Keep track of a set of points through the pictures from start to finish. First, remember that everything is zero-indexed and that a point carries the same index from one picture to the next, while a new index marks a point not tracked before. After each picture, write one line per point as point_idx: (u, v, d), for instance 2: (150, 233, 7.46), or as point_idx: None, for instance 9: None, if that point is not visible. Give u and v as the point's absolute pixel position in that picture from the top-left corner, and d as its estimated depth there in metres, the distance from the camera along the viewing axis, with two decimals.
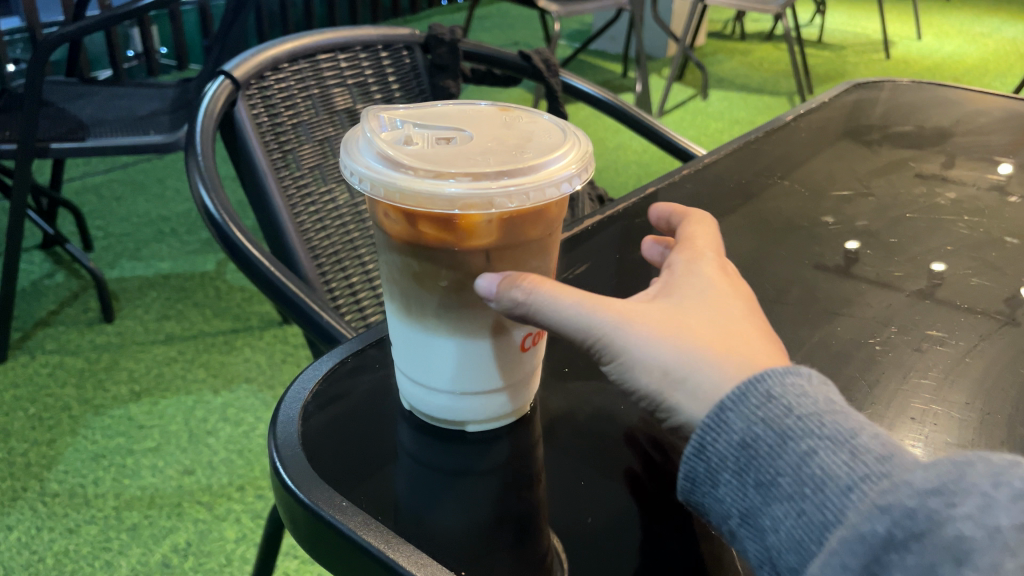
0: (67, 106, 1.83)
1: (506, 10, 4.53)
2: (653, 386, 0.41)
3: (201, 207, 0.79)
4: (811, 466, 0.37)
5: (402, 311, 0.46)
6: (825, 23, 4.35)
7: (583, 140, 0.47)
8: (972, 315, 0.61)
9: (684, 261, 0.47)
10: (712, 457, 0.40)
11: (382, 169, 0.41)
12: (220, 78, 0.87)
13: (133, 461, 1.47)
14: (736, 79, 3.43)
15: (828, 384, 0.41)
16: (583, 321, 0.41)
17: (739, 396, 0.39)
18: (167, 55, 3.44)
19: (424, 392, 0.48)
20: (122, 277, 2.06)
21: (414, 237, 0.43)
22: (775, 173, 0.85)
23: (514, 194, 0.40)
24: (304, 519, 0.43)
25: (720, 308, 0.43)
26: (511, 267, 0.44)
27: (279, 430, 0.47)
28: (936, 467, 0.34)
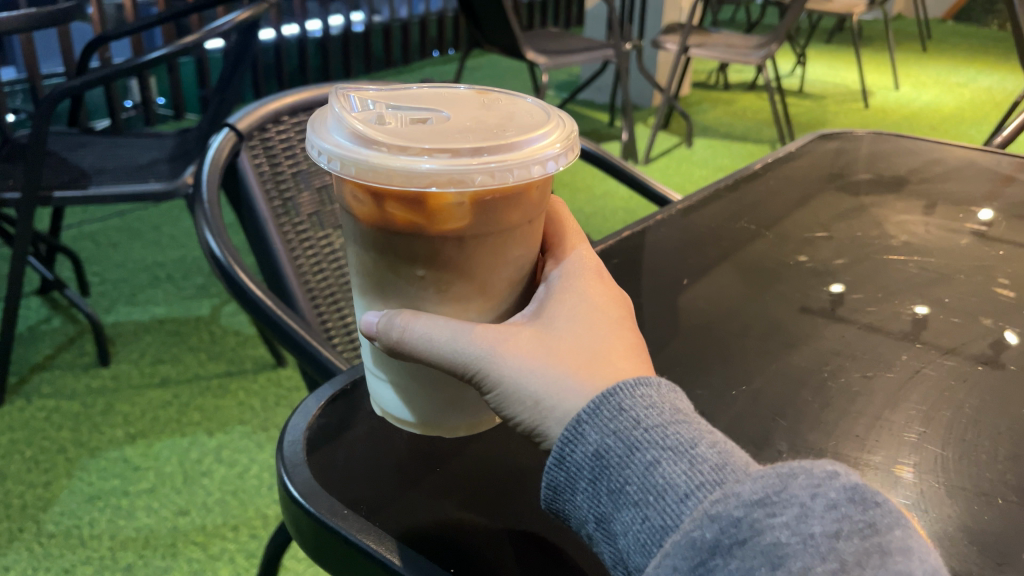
0: (69, 156, 1.89)
1: (496, 61, 4.65)
2: (528, 413, 0.45)
3: (207, 252, 0.84)
4: (655, 477, 0.43)
5: (377, 298, 0.51)
6: (806, 73, 4.48)
7: (567, 123, 0.52)
8: (915, 345, 0.65)
9: (564, 280, 0.51)
10: (570, 466, 0.45)
11: (353, 148, 0.46)
12: (225, 130, 0.92)
13: (127, 502, 1.49)
14: (720, 128, 3.52)
15: (677, 391, 0.47)
16: (458, 359, 0.46)
17: (594, 410, 0.44)
18: (164, 105, 3.52)
19: (399, 398, 0.52)
20: (118, 322, 2.10)
21: (388, 221, 0.47)
22: (744, 218, 0.90)
23: (494, 170, 0.45)
24: (311, 529, 0.48)
25: (588, 330, 0.48)
26: (485, 251, 0.49)
27: (285, 447, 0.53)
28: (762, 480, 0.41)
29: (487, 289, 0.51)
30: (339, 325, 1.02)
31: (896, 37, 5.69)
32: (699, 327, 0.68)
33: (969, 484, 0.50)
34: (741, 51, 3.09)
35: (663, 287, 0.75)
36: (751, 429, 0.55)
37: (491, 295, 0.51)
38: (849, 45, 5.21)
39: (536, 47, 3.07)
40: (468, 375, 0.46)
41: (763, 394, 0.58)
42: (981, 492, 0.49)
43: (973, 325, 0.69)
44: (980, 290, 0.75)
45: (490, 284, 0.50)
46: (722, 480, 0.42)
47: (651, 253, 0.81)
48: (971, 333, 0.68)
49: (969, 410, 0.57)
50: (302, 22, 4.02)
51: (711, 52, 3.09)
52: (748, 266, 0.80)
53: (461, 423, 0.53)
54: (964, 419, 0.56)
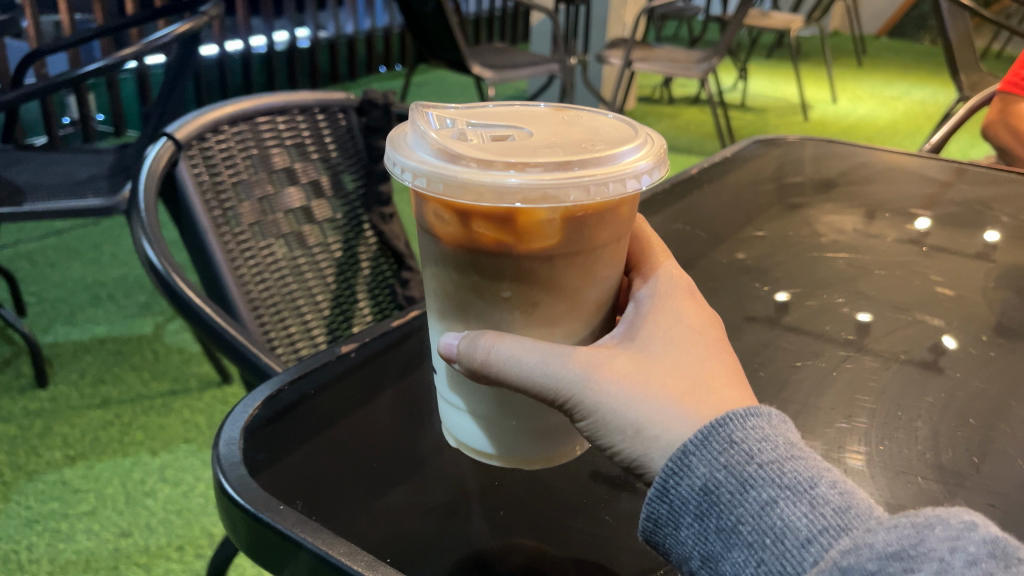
0: (3, 172, 1.84)
1: (442, 77, 4.66)
2: (629, 441, 0.46)
3: (144, 261, 0.85)
4: (772, 517, 0.43)
5: (457, 320, 0.52)
6: (748, 88, 4.58)
7: (655, 138, 0.53)
8: (833, 343, 0.68)
9: (654, 303, 0.52)
10: (675, 500, 0.45)
11: (439, 164, 0.46)
12: (162, 139, 0.91)
13: (67, 525, 1.45)
14: (664, 140, 3.58)
15: (787, 424, 0.47)
16: (554, 383, 0.46)
17: (703, 442, 0.45)
18: (103, 122, 3.45)
19: (478, 428, 0.54)
20: (56, 342, 2.05)
21: (474, 242, 0.48)
22: (682, 221, 0.92)
23: (586, 186, 0.45)
24: (250, 528, 0.48)
25: (686, 357, 0.48)
26: (574, 273, 0.49)
27: (221, 447, 0.54)
28: (898, 531, 0.40)
29: (577, 310, 0.51)
30: (282, 335, 1.01)
31: (833, 53, 5.86)
32: None
33: (894, 464, 0.54)
34: (683, 65, 3.15)
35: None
36: None
37: (580, 315, 0.52)
38: (788, 60, 5.35)
39: (482, 61, 3.09)
40: (562, 401, 0.46)
41: None
42: (901, 471, 0.53)
43: (898, 319, 0.72)
44: (905, 284, 0.79)
45: (580, 304, 0.51)
46: (848, 526, 0.42)
47: None
48: (896, 326, 0.71)
49: (892, 403, 0.60)
50: (245, 38, 3.99)
51: (653, 66, 3.14)
52: (694, 267, 0.82)
53: (540, 456, 0.54)
54: (886, 413, 0.59)
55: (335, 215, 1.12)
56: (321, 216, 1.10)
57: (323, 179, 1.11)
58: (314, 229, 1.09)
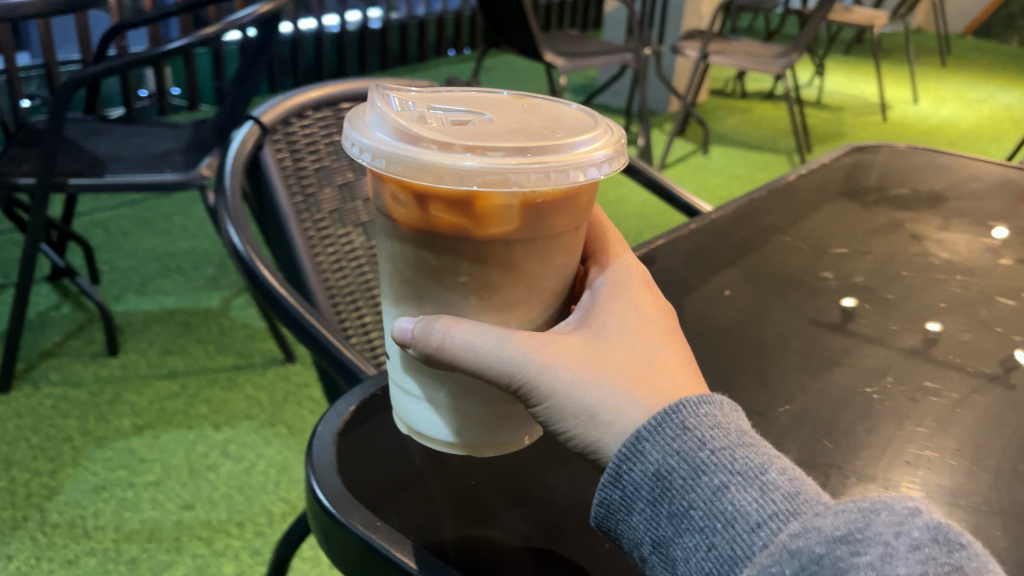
0: (84, 143, 1.87)
1: (512, 62, 4.63)
2: (582, 427, 0.45)
3: (229, 246, 0.83)
4: (723, 502, 0.42)
5: (411, 307, 0.49)
6: (825, 84, 4.45)
7: (616, 129, 0.51)
8: (959, 371, 0.64)
9: (610, 290, 0.50)
10: (628, 486, 0.44)
11: (397, 144, 0.44)
12: (248, 122, 0.91)
13: (133, 494, 1.48)
14: (736, 136, 3.50)
15: (737, 412, 0.47)
16: (507, 367, 0.44)
17: (657, 428, 0.44)
18: (178, 95, 3.51)
19: (435, 415, 0.51)
20: (127, 311, 2.09)
21: (428, 225, 0.46)
22: (778, 230, 0.88)
23: (538, 172, 0.44)
24: (334, 532, 0.48)
25: (640, 344, 0.47)
26: (532, 259, 0.48)
27: (315, 450, 0.53)
28: (845, 516, 0.41)
29: (530, 298, 0.50)
30: (355, 324, 1.00)
31: (915, 51, 5.67)
32: (736, 341, 0.66)
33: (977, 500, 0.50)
34: (761, 59, 3.07)
35: (699, 300, 0.73)
36: (798, 449, 0.53)
37: (533, 304, 0.50)
38: (868, 57, 5.19)
39: (555, 48, 3.05)
40: (514, 386, 0.44)
41: (808, 414, 0.57)
42: None
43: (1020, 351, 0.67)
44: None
45: (533, 292, 0.49)
46: (797, 511, 0.42)
47: (685, 263, 0.79)
48: (1015, 359, 0.66)
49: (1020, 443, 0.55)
50: (319, 16, 4.00)
51: (730, 59, 3.07)
52: (780, 280, 0.78)
53: (494, 444, 0.52)
54: (1015, 453, 0.54)
55: None
56: None
57: None
58: None
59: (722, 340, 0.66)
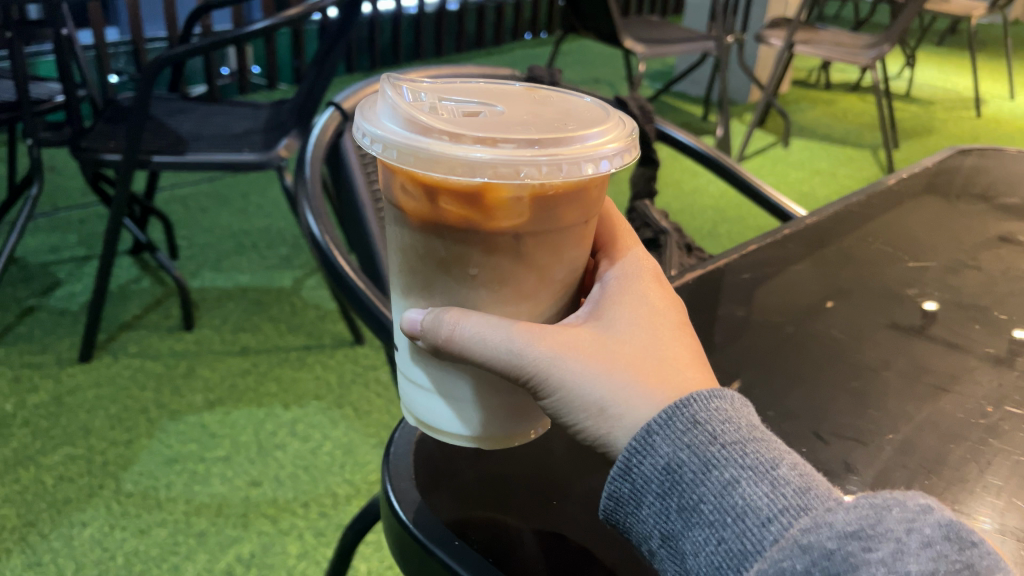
0: (168, 121, 1.91)
1: (589, 47, 4.57)
2: (592, 420, 0.45)
3: (306, 233, 0.83)
4: (734, 496, 0.41)
5: (422, 296, 0.50)
6: (915, 77, 4.27)
7: (629, 123, 0.51)
8: None
9: (621, 282, 0.50)
10: (638, 478, 0.44)
11: (408, 135, 0.44)
12: (330, 108, 0.90)
13: (203, 468, 1.51)
14: (818, 128, 3.39)
15: (750, 406, 0.46)
16: (514, 359, 0.44)
17: (667, 421, 0.43)
18: (258, 74, 3.56)
19: (445, 405, 0.52)
20: (203, 287, 2.13)
21: (439, 216, 0.46)
22: (880, 237, 0.83)
23: (546, 165, 0.43)
24: (398, 534, 0.50)
25: (651, 336, 0.47)
26: (542, 251, 0.48)
27: (391, 458, 0.54)
28: (856, 512, 0.40)
29: (539, 289, 0.50)
30: None
31: (1014, 44, 5.40)
32: (835, 362, 0.63)
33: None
34: (849, 50, 2.96)
35: (797, 313, 0.70)
36: (903, 484, 0.50)
37: (543, 296, 0.50)
38: (962, 49, 4.97)
39: (635, 34, 2.99)
40: (523, 378, 0.45)
41: (915, 443, 0.54)
42: None
43: None
44: None
45: (543, 283, 0.50)
46: (807, 506, 0.41)
47: (777, 274, 0.76)
48: None
49: None
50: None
51: (817, 49, 2.96)
52: (874, 291, 0.74)
53: (502, 436, 0.52)
54: None
55: None
56: None
57: None
58: None
59: (821, 360, 0.63)
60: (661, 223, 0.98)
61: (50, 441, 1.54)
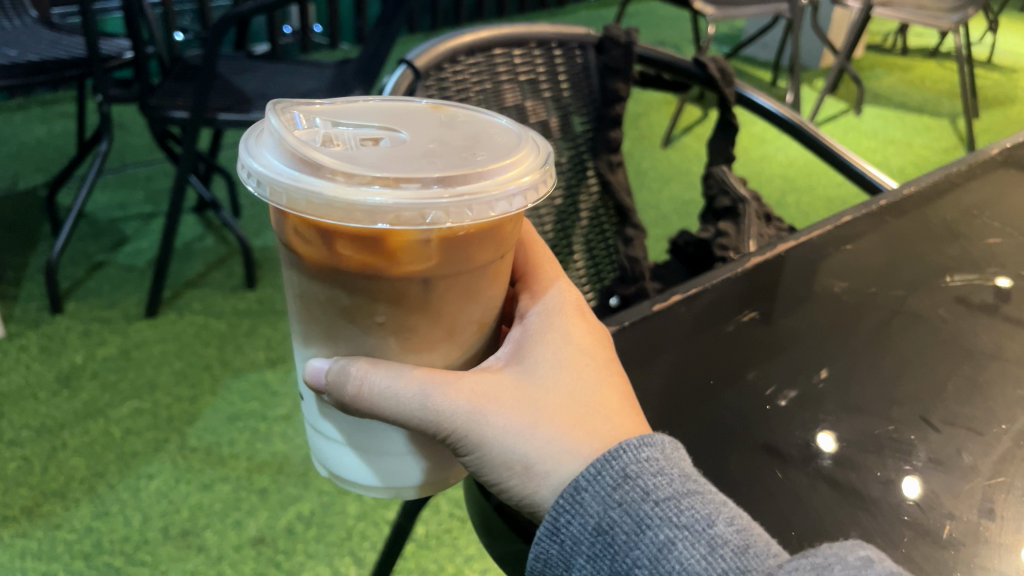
0: (234, 79, 1.91)
1: (654, 8, 4.44)
2: (517, 476, 0.49)
3: None
4: (669, 560, 0.46)
5: (330, 340, 0.51)
6: (998, 43, 4.07)
7: (540, 151, 0.51)
8: None
9: (543, 324, 0.55)
10: (567, 539, 0.48)
11: (297, 176, 0.43)
12: (400, 67, 0.85)
13: (265, 426, 1.53)
14: (894, 96, 3.25)
15: (678, 448, 0.50)
16: (437, 420, 0.48)
17: (594, 478, 0.48)
18: (320, 34, 3.55)
19: (361, 460, 0.57)
20: (265, 246, 2.14)
21: (338, 263, 0.46)
22: (984, 212, 0.79)
23: (447, 206, 0.43)
24: (490, 519, 0.55)
25: (566, 388, 0.51)
26: (449, 295, 0.49)
27: None
28: (795, 575, 0.43)
29: (443, 331, 0.50)
30: None
31: None
32: (940, 343, 0.61)
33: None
34: (931, 14, 2.83)
35: (914, 285, 0.68)
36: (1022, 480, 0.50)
37: (445, 338, 0.51)
38: None
39: None
40: (446, 436, 0.49)
41: None
42: None
43: None
44: None
45: (447, 326, 0.50)
46: (746, 567, 0.45)
47: (869, 248, 0.72)
48: None
49: None
50: None
51: (897, 13, 2.84)
52: (979, 268, 0.71)
53: (423, 483, 0.58)
54: None
55: (561, 159, 1.03)
56: None
57: (552, 120, 1.02)
58: None
59: (926, 342, 0.61)
60: (740, 192, 0.94)
61: (118, 395, 1.57)
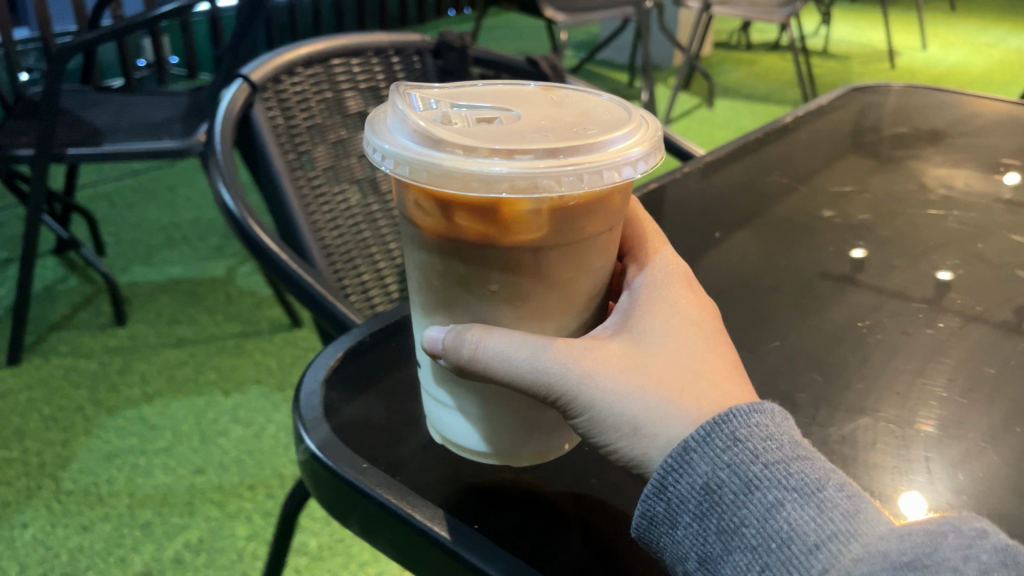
0: (83, 114, 1.86)
1: (513, 21, 4.57)
2: (623, 440, 0.42)
3: (221, 205, 0.83)
4: (778, 521, 0.39)
5: (442, 315, 0.47)
6: (831, 33, 4.38)
7: (651, 123, 0.48)
8: (931, 312, 0.68)
9: (650, 287, 0.48)
10: (673, 498, 0.41)
11: (421, 150, 0.41)
12: (237, 81, 0.89)
13: (145, 461, 1.50)
14: (742, 88, 3.45)
15: (789, 419, 0.44)
16: (540, 378, 0.42)
17: (705, 438, 0.41)
18: (177, 65, 3.49)
19: (469, 425, 0.49)
20: (133, 282, 2.09)
21: (455, 233, 0.43)
22: (773, 174, 0.95)
23: (569, 177, 0.41)
24: (313, 473, 0.51)
25: (684, 350, 0.45)
26: (563, 264, 0.45)
27: (303, 398, 0.54)
28: (911, 539, 0.39)
29: (563, 303, 0.47)
30: (355, 283, 1.00)
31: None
32: (734, 279, 0.73)
33: (1000, 438, 0.54)
34: (765, 9, 3.03)
35: (707, 236, 0.80)
36: (788, 383, 0.59)
37: (567, 310, 0.47)
38: (875, 4, 5.10)
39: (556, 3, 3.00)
40: (551, 398, 0.42)
41: (798, 347, 0.63)
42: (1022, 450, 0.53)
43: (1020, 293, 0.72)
44: (1015, 253, 0.78)
45: (566, 299, 0.47)
46: (857, 531, 0.39)
47: (675, 210, 0.84)
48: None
49: (994, 368, 0.61)
50: None
51: (735, 10, 3.02)
52: (766, 218, 0.85)
53: (531, 452, 0.50)
54: (979, 379, 0.60)
55: None
56: None
57: None
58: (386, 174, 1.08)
59: (723, 278, 0.73)
60: None
61: None
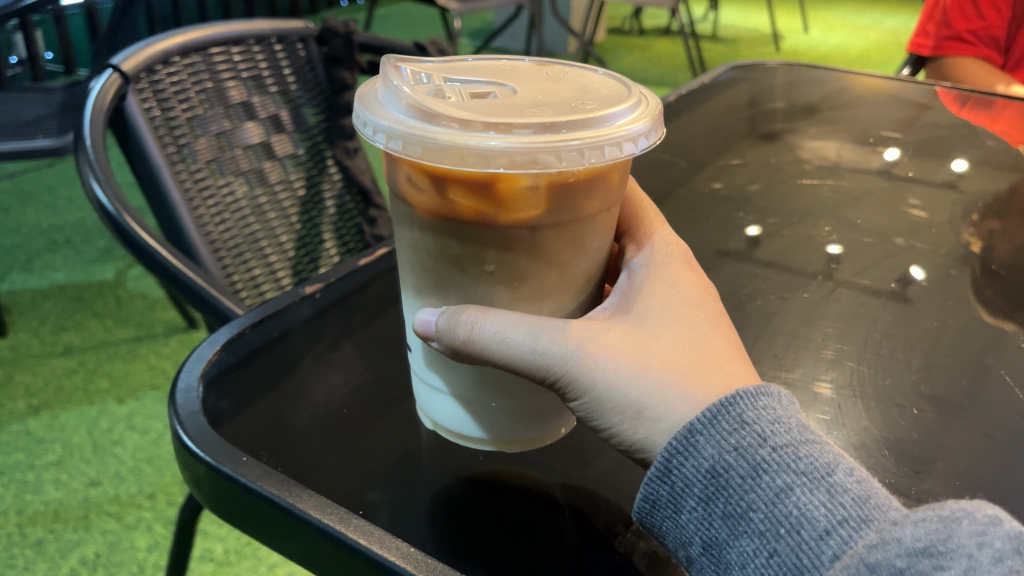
0: None
1: (408, 10, 4.53)
2: (626, 422, 0.44)
3: (96, 204, 0.80)
4: (787, 505, 0.40)
5: (435, 296, 0.48)
6: (719, 18, 4.51)
7: (648, 97, 0.48)
8: (809, 280, 0.72)
9: (651, 270, 0.50)
10: (678, 481, 0.42)
11: (415, 124, 0.41)
12: (108, 72, 0.85)
13: (34, 476, 1.42)
14: (635, 73, 3.51)
15: (796, 403, 0.45)
16: (542, 362, 0.43)
17: (711, 421, 0.42)
18: (52, 60, 3.31)
19: (465, 411, 0.51)
20: (13, 290, 1.98)
21: (450, 213, 0.44)
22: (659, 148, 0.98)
23: (574, 151, 0.41)
24: (191, 468, 0.49)
25: (685, 331, 0.46)
26: (563, 243, 0.45)
27: (178, 396, 0.53)
28: (924, 525, 0.39)
29: (562, 282, 0.47)
30: (243, 276, 0.97)
31: None
32: None
33: (882, 397, 0.57)
34: None
35: None
36: None
37: (568, 289, 0.48)
38: None
39: None
40: (552, 379, 0.44)
41: None
42: (894, 402, 0.56)
43: (896, 257, 0.76)
44: (886, 219, 0.83)
45: (565, 277, 0.47)
46: (869, 517, 0.40)
47: None
48: (908, 276, 0.72)
49: (867, 327, 0.65)
50: None
51: None
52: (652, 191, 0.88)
53: (524, 438, 0.52)
54: (852, 339, 0.64)
55: (296, 151, 1.09)
56: (283, 151, 1.07)
57: (282, 112, 1.07)
58: (274, 165, 1.05)
59: None
60: None
61: None
